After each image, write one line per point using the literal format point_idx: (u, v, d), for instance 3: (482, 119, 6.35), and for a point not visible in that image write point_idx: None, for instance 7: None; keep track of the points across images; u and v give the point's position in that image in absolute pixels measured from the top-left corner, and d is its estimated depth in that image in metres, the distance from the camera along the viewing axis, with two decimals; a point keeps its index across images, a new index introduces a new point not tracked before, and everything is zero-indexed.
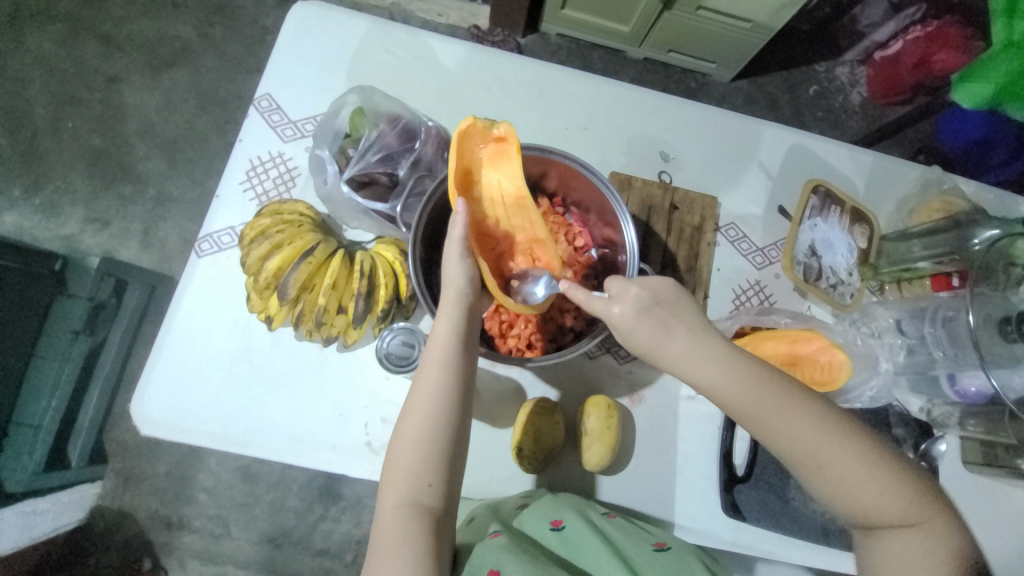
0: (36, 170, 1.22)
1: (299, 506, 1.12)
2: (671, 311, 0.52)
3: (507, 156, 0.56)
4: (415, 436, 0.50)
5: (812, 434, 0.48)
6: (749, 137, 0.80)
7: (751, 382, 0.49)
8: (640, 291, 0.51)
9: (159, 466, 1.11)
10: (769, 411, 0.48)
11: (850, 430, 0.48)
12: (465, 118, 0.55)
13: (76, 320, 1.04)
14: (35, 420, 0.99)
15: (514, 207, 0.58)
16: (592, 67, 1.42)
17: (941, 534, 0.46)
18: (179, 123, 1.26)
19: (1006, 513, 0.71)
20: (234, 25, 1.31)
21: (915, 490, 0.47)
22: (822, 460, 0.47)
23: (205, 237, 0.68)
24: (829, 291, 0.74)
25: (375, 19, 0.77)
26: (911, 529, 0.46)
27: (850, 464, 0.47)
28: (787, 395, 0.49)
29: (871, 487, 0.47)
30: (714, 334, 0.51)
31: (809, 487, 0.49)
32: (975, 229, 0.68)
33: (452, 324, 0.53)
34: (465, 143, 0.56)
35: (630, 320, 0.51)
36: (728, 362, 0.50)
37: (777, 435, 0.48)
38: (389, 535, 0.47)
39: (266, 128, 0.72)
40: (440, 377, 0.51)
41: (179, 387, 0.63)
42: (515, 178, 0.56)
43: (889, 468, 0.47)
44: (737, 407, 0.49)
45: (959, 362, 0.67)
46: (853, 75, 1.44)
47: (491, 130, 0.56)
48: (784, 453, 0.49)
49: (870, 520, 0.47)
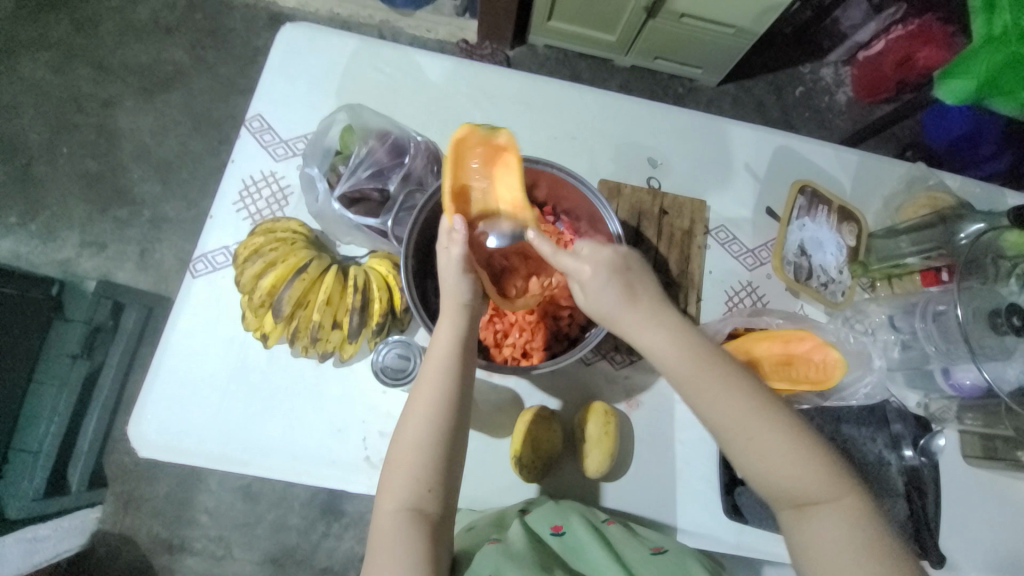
0: (32, 196, 1.23)
1: (301, 524, 1.12)
2: (635, 286, 0.53)
3: (507, 165, 0.55)
4: (415, 442, 0.50)
5: (747, 408, 0.49)
6: (735, 141, 0.81)
7: (698, 354, 0.51)
8: (613, 255, 0.53)
9: (159, 488, 1.11)
10: (709, 381, 0.50)
11: (785, 409, 0.50)
12: (463, 124, 0.53)
13: (73, 345, 1.04)
14: (35, 446, 1.00)
15: (511, 214, 0.57)
16: (581, 77, 1.44)
17: (860, 514, 0.47)
18: (174, 145, 1.27)
19: (1008, 506, 0.71)
20: (226, 47, 1.33)
21: (840, 472, 0.48)
22: (757, 432, 0.49)
23: (200, 257, 0.69)
24: (820, 289, 0.75)
25: (363, 38, 0.79)
26: (832, 505, 0.47)
27: (781, 440, 0.48)
28: (729, 370, 0.51)
29: (799, 462, 0.48)
30: (670, 311, 0.53)
31: (739, 462, 0.50)
32: (961, 225, 0.69)
33: (453, 330, 0.53)
34: (462, 149, 0.54)
35: (598, 288, 0.52)
36: (679, 334, 0.52)
37: (715, 406, 0.50)
38: (388, 540, 0.47)
39: (258, 148, 0.73)
40: (442, 383, 0.51)
41: (176, 408, 0.63)
42: (515, 189, 0.56)
43: (816, 447, 0.49)
44: (679, 377, 0.51)
45: (952, 355, 0.68)
46: (838, 76, 1.47)
47: (491, 137, 0.54)
48: (719, 425, 0.50)
49: (794, 496, 0.48)
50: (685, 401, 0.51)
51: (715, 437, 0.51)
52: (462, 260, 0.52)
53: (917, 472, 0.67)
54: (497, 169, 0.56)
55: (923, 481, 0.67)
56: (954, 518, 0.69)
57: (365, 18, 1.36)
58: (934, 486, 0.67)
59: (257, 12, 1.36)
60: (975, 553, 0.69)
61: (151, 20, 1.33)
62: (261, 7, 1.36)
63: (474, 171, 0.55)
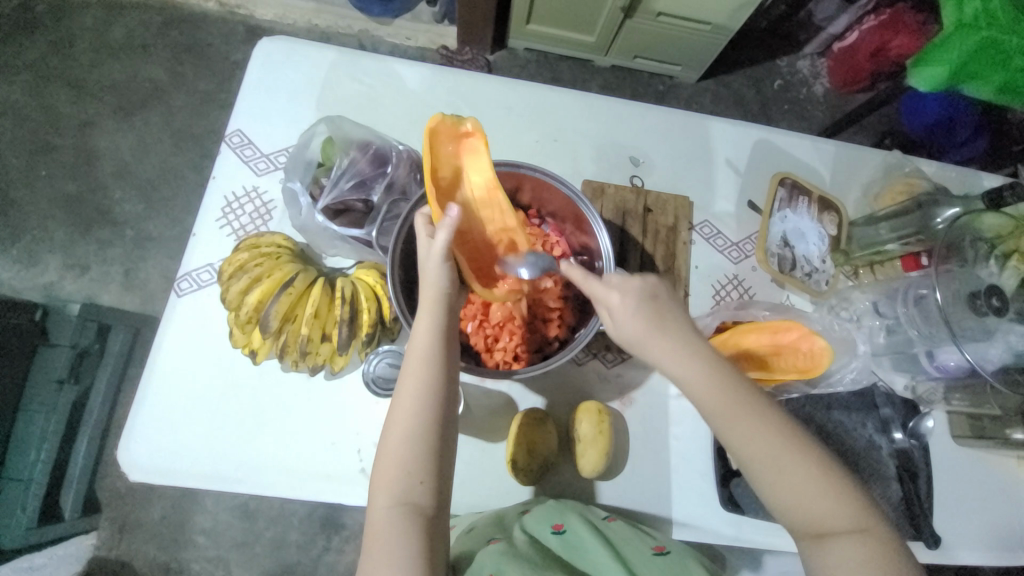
0: (11, 221, 1.21)
1: (302, 540, 1.11)
2: (663, 309, 0.53)
3: (475, 150, 0.58)
4: (404, 437, 0.49)
5: (773, 434, 0.49)
6: (714, 136, 0.82)
7: (726, 379, 0.50)
8: (642, 284, 0.54)
9: (153, 511, 1.09)
10: (736, 405, 0.49)
11: (808, 436, 0.50)
12: (432, 115, 0.55)
13: (60, 369, 1.03)
14: (26, 473, 0.98)
15: (483, 198, 0.60)
16: (562, 78, 1.45)
17: (883, 548, 0.46)
18: (155, 163, 1.26)
19: (998, 483, 0.72)
20: (204, 62, 1.33)
21: (863, 502, 0.48)
22: (783, 459, 0.48)
23: (184, 276, 0.68)
24: (804, 279, 0.76)
25: (341, 49, 0.78)
26: (854, 537, 0.46)
27: (803, 465, 0.48)
28: (755, 395, 0.50)
29: (823, 492, 0.47)
30: (697, 332, 0.53)
31: (761, 487, 0.49)
32: (936, 210, 0.72)
33: (432, 323, 0.52)
34: (434, 140, 0.56)
35: (625, 313, 0.53)
36: (707, 357, 0.51)
37: (742, 431, 0.49)
38: (383, 537, 0.46)
39: (239, 163, 0.73)
40: (426, 374, 0.51)
41: (166, 429, 0.63)
42: (485, 172, 0.58)
43: (840, 475, 0.48)
44: (706, 399, 0.50)
45: (933, 339, 0.69)
46: (814, 67, 1.50)
47: (458, 126, 0.57)
48: (743, 451, 0.49)
49: (815, 526, 0.47)
50: (710, 426, 0.51)
51: (738, 462, 0.50)
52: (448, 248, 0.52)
53: (907, 454, 0.68)
54: (466, 158, 0.58)
55: (914, 463, 0.67)
56: (947, 498, 0.71)
57: (344, 29, 1.37)
58: (924, 466, 0.68)
59: (235, 26, 1.35)
60: (970, 531, 0.70)
61: (127, 38, 1.32)
62: (238, 21, 1.35)
63: (445, 162, 0.57)
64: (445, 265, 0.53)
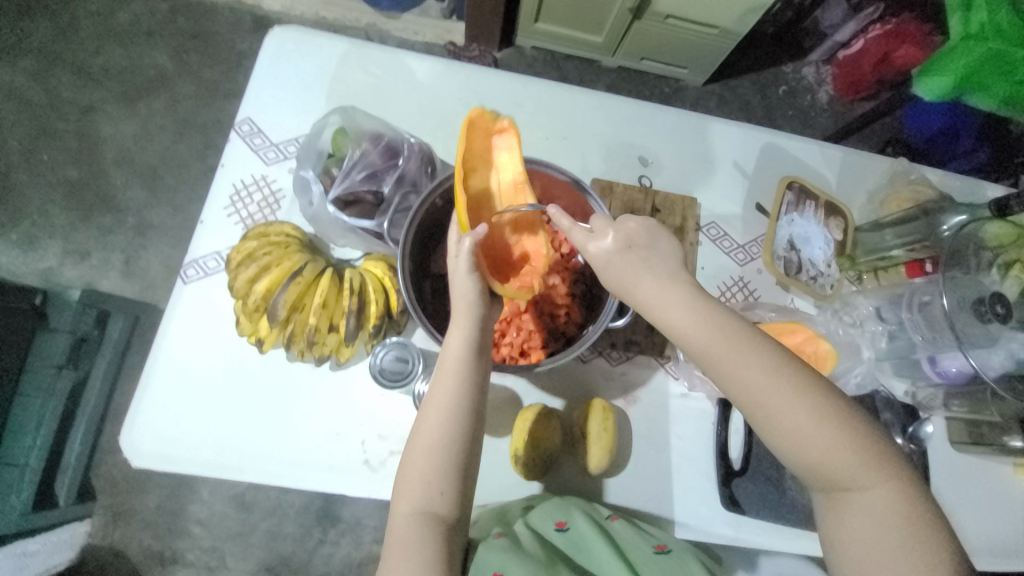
0: (11, 205, 1.20)
1: (297, 532, 1.10)
2: (645, 255, 0.51)
3: (507, 147, 0.60)
4: (430, 446, 0.50)
5: (768, 384, 0.47)
6: (722, 139, 0.83)
7: (718, 331, 0.48)
8: (616, 233, 0.52)
9: (149, 500, 1.09)
10: (731, 358, 0.48)
11: (807, 379, 0.48)
12: (474, 107, 0.59)
13: (59, 355, 1.02)
14: (21, 459, 0.97)
15: (512, 196, 0.60)
16: (568, 78, 1.45)
17: (894, 497, 0.46)
18: (158, 151, 1.25)
19: (995, 490, 0.73)
20: (210, 51, 1.32)
21: (867, 445, 0.47)
22: (783, 413, 0.47)
23: (190, 263, 0.68)
24: (809, 283, 0.76)
25: (352, 40, 0.78)
26: (862, 487, 0.46)
27: (803, 413, 0.47)
28: (747, 344, 0.48)
29: (827, 441, 0.46)
30: (685, 281, 0.51)
31: (764, 437, 0.49)
32: (943, 216, 0.72)
33: (466, 333, 0.52)
34: (470, 131, 0.58)
35: (605, 261, 0.52)
36: (696, 308, 0.49)
37: (737, 385, 0.48)
38: (401, 542, 0.47)
39: (248, 151, 0.73)
40: (454, 387, 0.51)
41: (170, 416, 0.62)
42: (517, 168, 0.59)
43: (841, 420, 0.47)
44: (700, 353, 0.49)
45: (937, 344, 0.70)
46: (819, 75, 1.50)
47: (495, 123, 0.60)
48: (742, 404, 0.48)
49: (823, 479, 0.47)
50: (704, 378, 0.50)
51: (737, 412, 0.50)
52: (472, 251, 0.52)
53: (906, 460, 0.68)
54: (499, 154, 0.60)
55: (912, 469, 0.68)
56: (944, 504, 0.71)
57: (351, 21, 1.36)
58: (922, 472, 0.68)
59: (242, 16, 1.34)
60: (965, 537, 0.71)
61: (133, 24, 1.31)
62: (245, 10, 1.35)
63: (477, 153, 0.59)
64: (473, 272, 0.52)
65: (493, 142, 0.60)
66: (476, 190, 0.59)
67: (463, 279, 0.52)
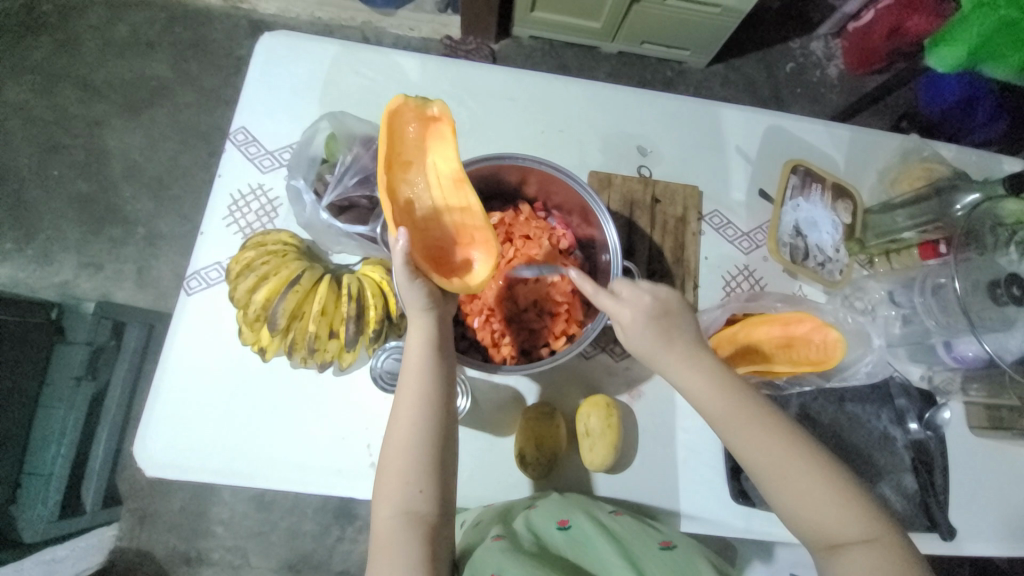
0: (27, 221, 1.23)
1: (316, 530, 1.13)
2: (674, 323, 0.54)
3: (440, 136, 0.54)
4: (405, 446, 0.50)
5: (775, 444, 0.49)
6: (723, 124, 0.80)
7: (732, 391, 0.52)
8: (653, 302, 0.54)
9: (172, 503, 1.12)
10: (743, 417, 0.51)
11: (814, 444, 0.50)
12: (395, 96, 0.52)
13: (77, 367, 1.03)
14: (46, 468, 1.00)
15: (450, 187, 0.55)
16: (568, 66, 1.42)
17: (901, 560, 0.45)
18: (163, 161, 1.27)
19: (1018, 475, 0.71)
20: (208, 58, 1.32)
21: (874, 516, 0.47)
22: (790, 470, 0.48)
23: (192, 274, 0.68)
24: (818, 270, 0.74)
25: (343, 42, 0.78)
26: (870, 553, 0.45)
27: (808, 474, 0.48)
28: (760, 408, 0.51)
29: (831, 502, 0.47)
30: (708, 351, 0.54)
31: (771, 497, 0.50)
32: (956, 195, 0.69)
33: (425, 335, 0.53)
34: (397, 122, 0.52)
35: (635, 326, 0.53)
36: (715, 372, 0.53)
37: (750, 442, 0.50)
38: (386, 542, 0.48)
39: (244, 160, 0.73)
40: (420, 387, 0.51)
41: (177, 427, 0.63)
42: (451, 160, 0.54)
43: (848, 486, 0.48)
44: (714, 412, 0.52)
45: (951, 330, 0.67)
46: (828, 49, 1.45)
47: (423, 110, 0.53)
48: (751, 461, 0.50)
49: (826, 535, 0.47)
50: (718, 437, 0.52)
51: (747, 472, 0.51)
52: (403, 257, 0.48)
53: (922, 445, 0.67)
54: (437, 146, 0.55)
55: (930, 454, 0.67)
56: (964, 491, 0.69)
57: (347, 21, 1.36)
58: (941, 458, 0.67)
59: (238, 21, 1.35)
60: (987, 525, 0.69)
61: (133, 35, 1.32)
62: (242, 15, 1.35)
63: (410, 146, 0.53)
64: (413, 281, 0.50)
65: (426, 131, 0.54)
66: (412, 186, 0.54)
67: (406, 289, 0.50)
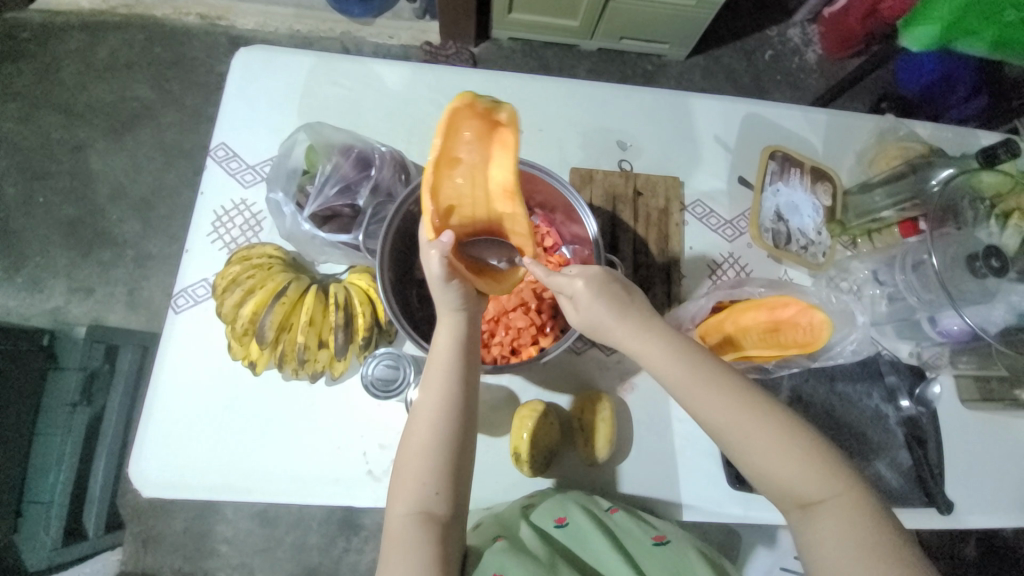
0: (14, 250, 1.22)
1: (322, 542, 1.12)
2: (625, 290, 0.54)
3: (503, 142, 0.48)
4: (424, 445, 0.50)
5: (735, 407, 0.50)
6: (700, 115, 0.81)
7: (690, 357, 0.52)
8: (601, 271, 0.54)
9: (176, 523, 1.11)
10: (702, 383, 0.51)
11: (773, 402, 0.51)
12: (460, 93, 0.44)
13: (73, 392, 1.05)
14: (46, 497, 1.00)
15: (499, 195, 0.51)
16: (549, 66, 1.43)
17: (867, 512, 0.46)
18: (149, 182, 1.27)
19: (1012, 445, 0.72)
20: (189, 77, 1.33)
21: (837, 468, 0.48)
22: (754, 433, 0.49)
23: (180, 292, 0.69)
24: (800, 253, 0.75)
25: (319, 53, 0.78)
26: (835, 506, 0.47)
27: (770, 432, 0.49)
28: (717, 372, 0.52)
29: (794, 459, 0.48)
30: (659, 320, 0.55)
31: (738, 460, 0.50)
32: (932, 172, 0.70)
33: (453, 335, 0.53)
34: (456, 119, 0.46)
35: (590, 297, 0.53)
36: (671, 339, 0.53)
37: (711, 408, 0.50)
38: (398, 542, 0.48)
39: (226, 176, 0.73)
40: (444, 387, 0.51)
41: (173, 446, 0.63)
42: (509, 172, 0.49)
43: (811, 441, 0.49)
44: (674, 379, 0.52)
45: (934, 305, 0.68)
46: (805, 35, 1.47)
47: (489, 110, 0.46)
48: (717, 428, 0.51)
49: (794, 493, 0.48)
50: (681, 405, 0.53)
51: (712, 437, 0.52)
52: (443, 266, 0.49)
53: (914, 421, 0.68)
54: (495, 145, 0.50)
55: (922, 429, 0.68)
56: (959, 464, 0.70)
57: (326, 32, 1.36)
58: (933, 433, 0.68)
59: (217, 38, 1.35)
60: (984, 497, 0.69)
61: (112, 58, 1.32)
62: (220, 32, 1.35)
63: (464, 146, 0.48)
64: (449, 286, 0.51)
65: (486, 131, 0.48)
66: (455, 189, 0.50)
67: (442, 291, 0.52)
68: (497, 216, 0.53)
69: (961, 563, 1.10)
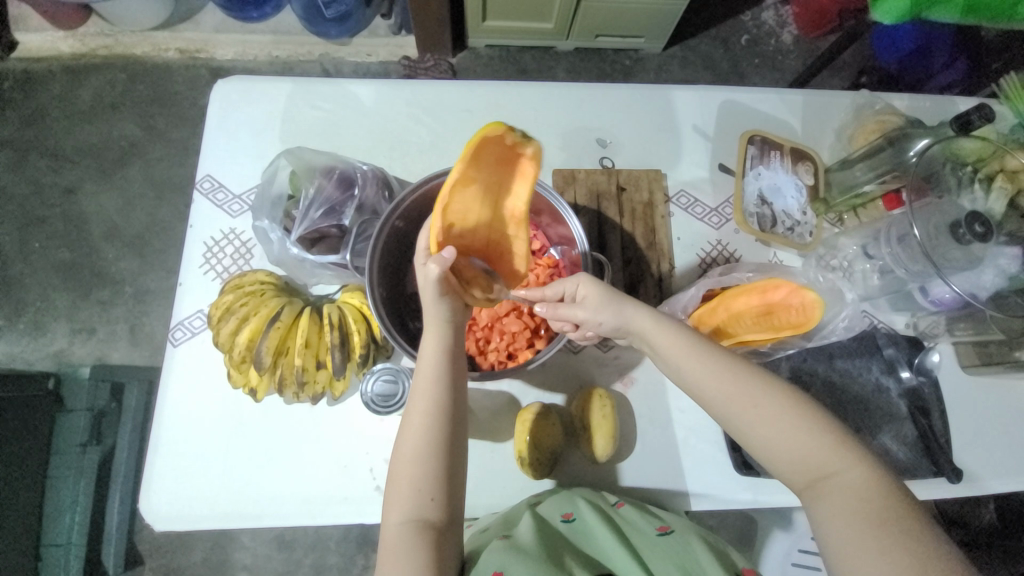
0: (14, 297, 1.23)
1: (341, 562, 1.13)
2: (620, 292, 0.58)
3: (522, 172, 0.52)
4: (416, 454, 0.50)
5: (738, 382, 0.51)
6: (677, 106, 0.82)
7: (692, 339, 0.54)
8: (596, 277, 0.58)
9: (194, 555, 1.11)
10: (705, 362, 0.53)
11: (777, 378, 0.52)
12: (495, 123, 0.47)
13: (82, 433, 1.06)
14: (64, 538, 1.03)
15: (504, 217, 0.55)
16: (528, 69, 1.44)
17: (876, 481, 0.46)
18: (142, 218, 1.28)
19: (1016, 408, 0.71)
20: (174, 111, 1.34)
21: (845, 440, 0.48)
22: (759, 407, 0.50)
23: (177, 325, 0.69)
24: (787, 235, 0.76)
25: (296, 79, 0.79)
26: (844, 475, 0.47)
27: (774, 405, 0.50)
28: (719, 350, 0.53)
29: (800, 431, 0.49)
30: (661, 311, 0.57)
31: (746, 436, 0.51)
32: (908, 143, 0.70)
33: (441, 342, 0.54)
34: (484, 144, 0.49)
35: (592, 296, 0.57)
36: (673, 324, 0.55)
37: (715, 384, 0.52)
38: (395, 551, 0.48)
39: (213, 207, 0.74)
40: (433, 394, 0.52)
41: (181, 477, 0.64)
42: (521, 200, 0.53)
43: (815, 414, 0.50)
44: (677, 361, 0.54)
45: (922, 275, 0.67)
46: (780, 16, 1.47)
47: (516, 143, 0.49)
48: (723, 405, 0.52)
49: (803, 466, 0.48)
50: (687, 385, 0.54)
51: (718, 415, 0.53)
52: (440, 279, 0.51)
53: (916, 392, 0.68)
54: (510, 175, 0.53)
55: (925, 400, 0.68)
56: (964, 430, 0.70)
57: (305, 56, 1.38)
58: (936, 403, 0.68)
59: (197, 71, 1.36)
60: (991, 462, 0.69)
61: (96, 99, 1.34)
62: (201, 65, 1.37)
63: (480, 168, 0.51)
64: (443, 300, 0.52)
65: (506, 159, 0.51)
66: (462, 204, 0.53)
67: (434, 304, 0.53)
68: (498, 234, 0.57)
69: (983, 530, 1.09)
